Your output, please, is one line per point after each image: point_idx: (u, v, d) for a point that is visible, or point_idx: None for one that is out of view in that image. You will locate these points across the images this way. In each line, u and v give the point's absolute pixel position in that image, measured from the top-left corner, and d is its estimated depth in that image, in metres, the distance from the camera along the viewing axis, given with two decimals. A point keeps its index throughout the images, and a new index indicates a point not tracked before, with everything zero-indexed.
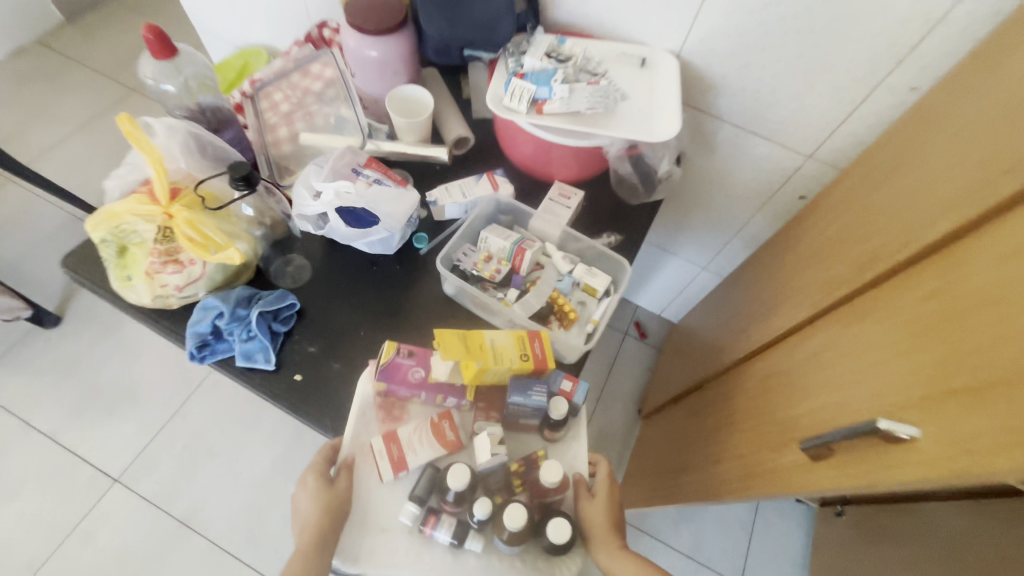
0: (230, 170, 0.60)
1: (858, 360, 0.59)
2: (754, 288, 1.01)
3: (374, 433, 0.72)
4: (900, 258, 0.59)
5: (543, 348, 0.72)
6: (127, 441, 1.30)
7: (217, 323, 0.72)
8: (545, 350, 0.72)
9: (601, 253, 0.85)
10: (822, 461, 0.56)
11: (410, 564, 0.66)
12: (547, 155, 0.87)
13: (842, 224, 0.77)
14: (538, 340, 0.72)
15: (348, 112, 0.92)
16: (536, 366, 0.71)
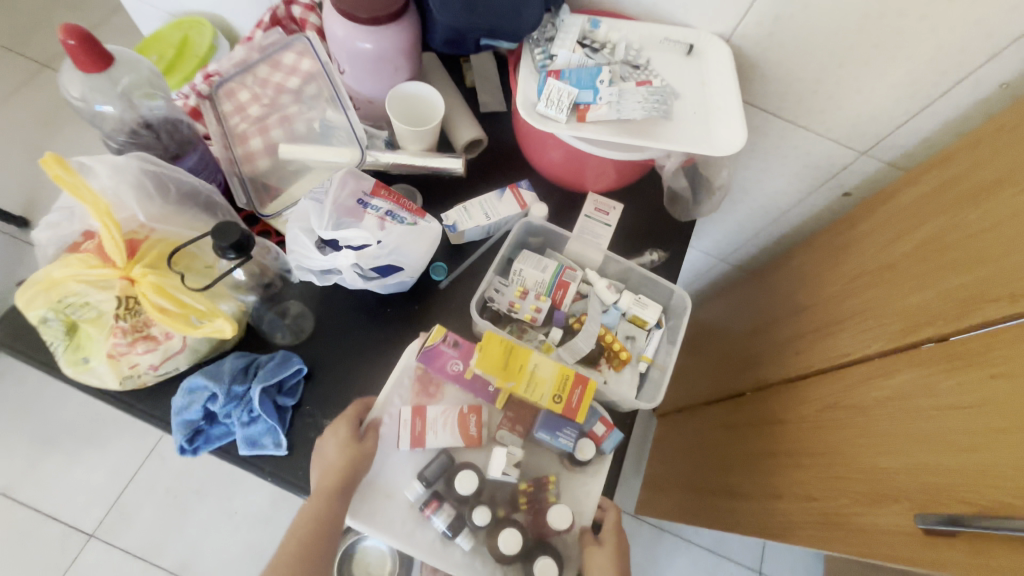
0: (216, 236, 0.46)
1: (973, 422, 0.52)
2: (794, 295, 0.93)
3: (405, 403, 0.64)
4: (1022, 305, 0.52)
5: (582, 399, 0.60)
6: (98, 490, 1.15)
7: (210, 406, 0.59)
8: (582, 402, 0.60)
9: (648, 279, 0.75)
10: (945, 541, 0.51)
11: (400, 538, 0.59)
12: (583, 165, 0.74)
13: (918, 242, 0.69)
14: (581, 388, 0.60)
15: (337, 116, 0.75)
16: (564, 413, 0.61)
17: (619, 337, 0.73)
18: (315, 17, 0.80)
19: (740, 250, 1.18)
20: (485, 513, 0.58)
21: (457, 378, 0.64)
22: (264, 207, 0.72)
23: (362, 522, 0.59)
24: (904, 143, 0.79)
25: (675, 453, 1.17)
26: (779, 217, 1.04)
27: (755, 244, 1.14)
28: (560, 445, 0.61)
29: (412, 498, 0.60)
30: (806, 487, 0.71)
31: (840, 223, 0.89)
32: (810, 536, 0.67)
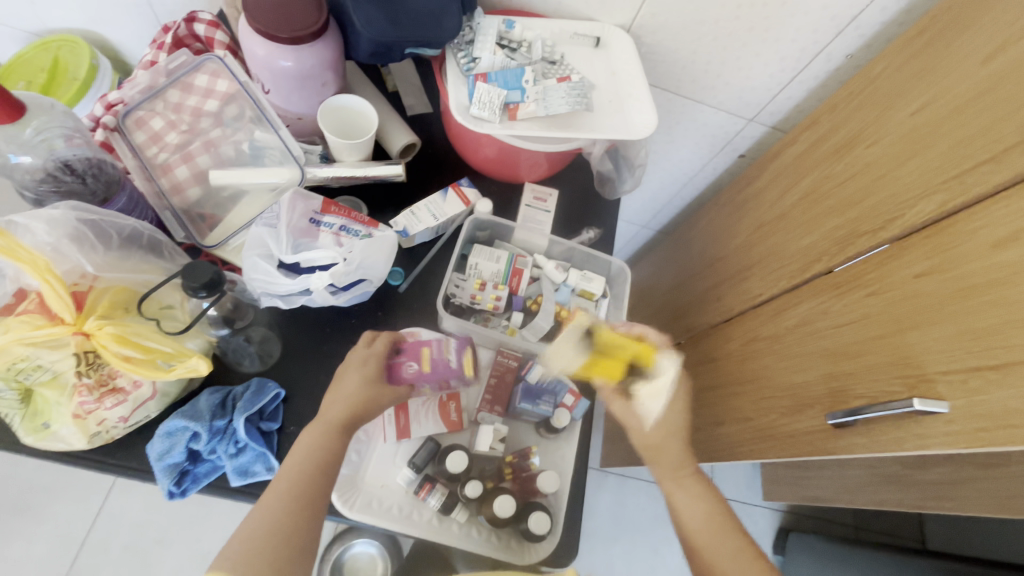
0: (187, 279, 0.47)
1: (857, 332, 0.65)
2: (709, 249, 1.06)
3: None
4: (882, 235, 0.65)
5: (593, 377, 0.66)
6: (43, 565, 1.06)
7: (193, 446, 0.58)
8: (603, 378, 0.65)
9: (589, 255, 0.83)
10: (849, 430, 0.63)
11: (397, 519, 0.62)
12: (516, 158, 0.79)
13: (802, 193, 0.82)
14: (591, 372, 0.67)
15: (266, 135, 0.75)
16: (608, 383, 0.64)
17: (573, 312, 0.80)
18: (221, 34, 0.77)
19: (659, 215, 1.29)
20: (476, 486, 0.63)
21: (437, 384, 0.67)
22: (205, 237, 0.71)
23: (360, 514, 0.61)
24: (782, 109, 0.92)
25: None
26: (688, 182, 1.16)
27: (672, 207, 1.25)
28: (541, 411, 0.68)
29: (404, 483, 0.64)
30: (742, 410, 0.83)
31: (740, 181, 1.01)
32: (749, 450, 0.80)
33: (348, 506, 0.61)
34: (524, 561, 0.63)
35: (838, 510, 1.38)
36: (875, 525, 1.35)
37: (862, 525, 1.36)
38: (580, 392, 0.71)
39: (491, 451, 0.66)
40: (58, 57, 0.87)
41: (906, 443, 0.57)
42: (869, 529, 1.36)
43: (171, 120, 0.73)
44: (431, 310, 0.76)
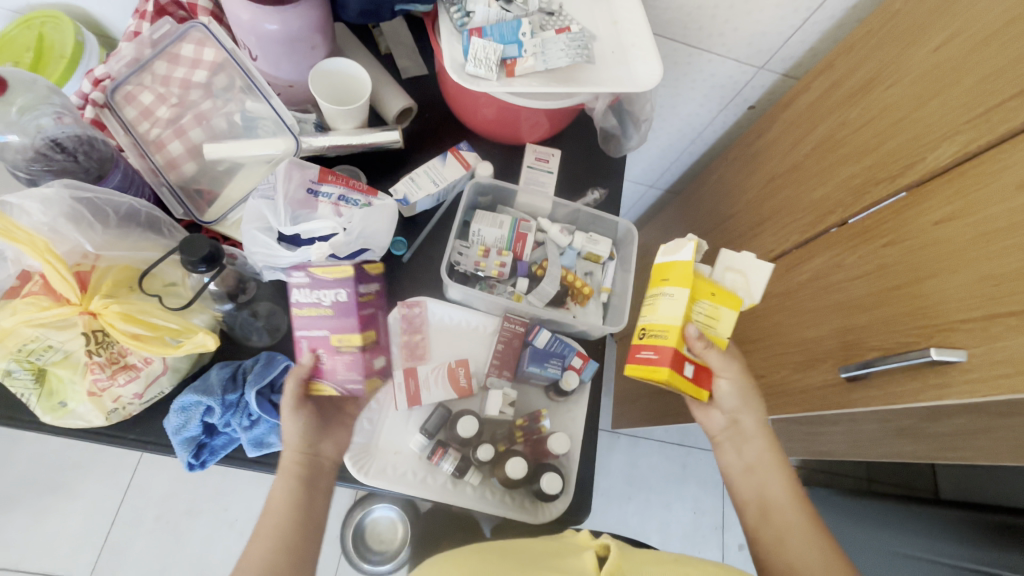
0: (185, 254, 0.46)
1: (872, 284, 0.63)
2: (718, 207, 1.03)
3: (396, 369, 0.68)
4: (900, 182, 0.63)
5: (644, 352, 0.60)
6: (81, 537, 1.11)
7: (207, 420, 0.59)
8: (647, 360, 0.59)
9: (595, 216, 0.81)
10: (863, 383, 0.62)
11: (412, 484, 0.64)
12: (516, 118, 0.76)
13: (815, 143, 0.78)
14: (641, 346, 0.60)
15: (258, 105, 0.73)
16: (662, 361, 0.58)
17: (579, 275, 0.80)
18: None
19: (667, 174, 1.26)
20: (487, 450, 0.64)
21: (346, 309, 0.57)
22: (204, 213, 0.70)
23: (375, 480, 0.63)
24: (794, 54, 0.88)
25: None
26: (696, 138, 1.12)
27: (679, 165, 1.22)
28: (549, 374, 0.68)
29: (417, 449, 0.65)
30: (752, 368, 0.82)
31: (749, 135, 0.98)
32: None
33: (363, 472, 0.63)
34: (538, 520, 0.65)
35: (850, 464, 1.39)
36: (885, 476, 1.37)
37: (874, 477, 1.38)
38: (587, 353, 0.71)
39: (502, 415, 0.67)
40: (43, 34, 0.84)
41: (922, 394, 0.56)
42: (880, 480, 1.38)
43: (159, 93, 0.71)
44: (435, 278, 0.75)
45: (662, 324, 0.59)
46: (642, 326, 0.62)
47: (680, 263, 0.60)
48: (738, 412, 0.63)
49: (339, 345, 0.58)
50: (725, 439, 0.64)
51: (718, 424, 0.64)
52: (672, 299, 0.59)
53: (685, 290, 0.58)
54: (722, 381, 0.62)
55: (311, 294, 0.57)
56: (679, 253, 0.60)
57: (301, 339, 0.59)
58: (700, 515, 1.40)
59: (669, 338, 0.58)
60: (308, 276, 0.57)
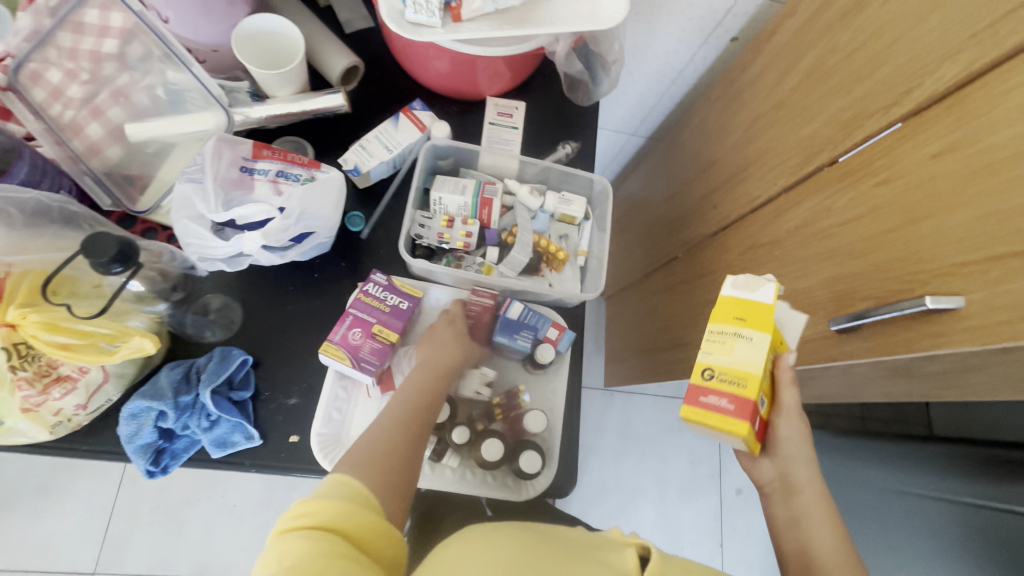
0: (88, 253, 0.40)
1: (864, 228, 0.59)
2: (702, 152, 0.96)
3: None
4: (896, 113, 0.57)
5: (711, 403, 0.46)
6: (81, 532, 1.12)
7: (162, 424, 0.56)
8: (717, 412, 0.45)
9: (567, 174, 0.74)
10: (854, 334, 0.59)
11: None
12: (472, 69, 0.68)
13: (802, 74, 0.71)
14: (701, 393, 0.47)
15: (180, 76, 0.64)
16: (745, 414, 0.45)
17: (553, 239, 0.75)
18: None
19: (648, 119, 1.18)
20: (462, 433, 0.61)
21: (403, 315, 0.62)
22: (136, 203, 0.66)
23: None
24: None
25: (629, 324, 1.26)
26: (676, 78, 1.03)
27: (662, 109, 1.13)
28: (518, 347, 0.64)
29: None
30: None
31: (733, 70, 0.90)
32: None
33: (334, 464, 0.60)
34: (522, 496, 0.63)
35: (846, 405, 1.39)
36: (881, 415, 1.37)
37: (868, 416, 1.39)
38: (564, 323, 0.67)
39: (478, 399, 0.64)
40: None
41: (916, 345, 0.52)
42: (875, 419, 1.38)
43: (66, 68, 0.59)
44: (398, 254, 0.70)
45: (737, 369, 0.46)
46: (708, 366, 0.47)
47: (761, 308, 0.48)
48: (790, 462, 0.54)
49: (379, 334, 0.61)
50: (773, 492, 0.55)
51: (765, 475, 0.56)
52: (752, 344, 0.47)
53: (768, 336, 0.46)
54: (782, 424, 0.53)
55: (383, 292, 0.63)
56: (759, 292, 0.49)
57: (350, 313, 0.61)
58: (698, 465, 1.41)
59: (746, 389, 0.45)
60: (390, 281, 0.64)
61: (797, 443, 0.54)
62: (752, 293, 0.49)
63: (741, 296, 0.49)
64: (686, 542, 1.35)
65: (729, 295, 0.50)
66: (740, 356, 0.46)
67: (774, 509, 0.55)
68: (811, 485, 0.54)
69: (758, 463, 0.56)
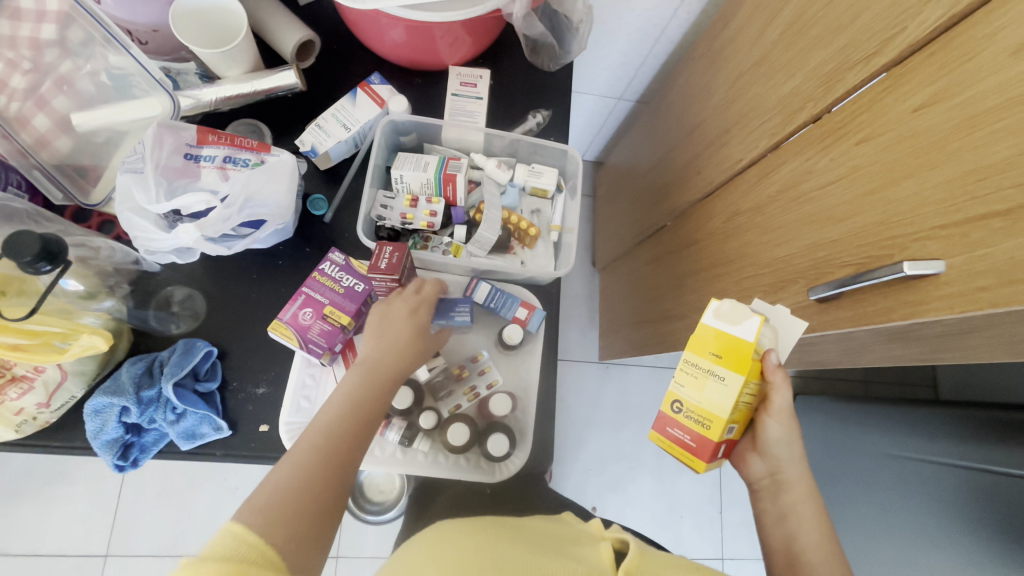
0: (11, 252, 0.40)
1: (843, 191, 0.55)
2: (687, 114, 0.91)
3: None
4: (878, 63, 0.52)
5: (679, 431, 0.52)
6: (91, 516, 1.15)
7: (126, 419, 0.56)
8: (680, 442, 0.52)
9: (537, 145, 0.71)
10: (834, 304, 0.56)
11: None
12: (430, 37, 0.64)
13: (785, 24, 0.66)
14: (670, 424, 0.53)
15: (122, 61, 0.61)
16: (702, 453, 0.50)
17: (524, 214, 0.72)
18: None
19: (633, 82, 1.12)
20: (430, 417, 0.61)
21: (358, 298, 0.61)
22: (89, 196, 0.64)
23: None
24: None
25: (622, 296, 1.23)
26: (660, 36, 0.97)
27: (648, 69, 1.07)
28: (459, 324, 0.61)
29: None
30: (727, 293, 0.75)
31: (716, 24, 0.84)
32: None
33: None
34: (495, 478, 0.62)
35: (848, 369, 1.36)
36: (886, 378, 1.34)
37: (871, 378, 1.36)
38: (534, 304, 0.66)
39: (434, 371, 0.63)
40: None
41: (895, 314, 0.49)
42: (878, 381, 1.36)
43: (5, 58, 0.56)
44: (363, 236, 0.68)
45: (704, 409, 0.50)
46: (676, 400, 0.52)
47: (742, 344, 0.48)
48: (781, 460, 0.53)
49: (329, 316, 0.60)
50: (762, 489, 0.54)
51: (755, 472, 0.54)
52: (722, 385, 0.48)
53: (739, 378, 0.47)
54: (770, 423, 0.52)
55: (338, 272, 0.61)
56: (739, 327, 0.48)
57: (303, 292, 0.60)
58: None
59: (710, 431, 0.49)
60: (348, 261, 0.62)
61: (786, 442, 0.52)
62: (733, 326, 0.49)
63: (722, 330, 0.49)
64: (685, 509, 1.36)
65: (710, 327, 0.50)
66: (709, 401, 0.50)
67: (762, 501, 0.54)
68: (791, 469, 0.52)
69: (748, 461, 0.55)
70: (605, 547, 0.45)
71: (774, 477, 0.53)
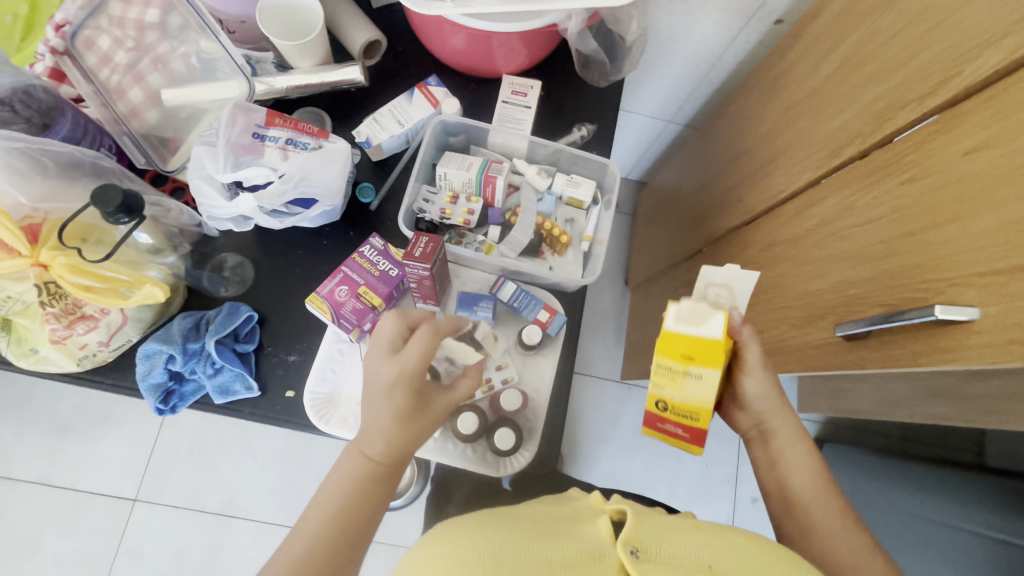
0: (98, 202, 0.46)
1: (883, 230, 0.54)
2: (735, 141, 0.91)
3: None
4: (931, 104, 0.51)
5: (674, 426, 0.52)
6: (127, 462, 1.24)
7: (172, 367, 0.61)
8: (676, 433, 0.53)
9: (578, 156, 0.73)
10: (862, 343, 0.55)
11: None
12: (489, 46, 0.67)
13: (841, 58, 0.65)
14: (661, 420, 0.53)
15: (210, 46, 0.68)
16: (694, 438, 0.52)
17: (558, 222, 0.74)
18: None
19: (685, 105, 1.13)
20: None
21: (392, 282, 0.65)
22: (167, 162, 0.69)
23: (336, 429, 0.63)
24: None
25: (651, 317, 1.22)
26: (716, 62, 0.98)
27: (701, 94, 1.08)
28: (481, 318, 0.66)
29: None
30: (755, 323, 0.75)
31: (774, 55, 0.83)
32: None
33: (324, 421, 0.63)
34: (501, 473, 0.63)
35: (884, 423, 1.29)
36: (926, 438, 1.27)
37: (910, 437, 1.28)
38: (556, 308, 0.67)
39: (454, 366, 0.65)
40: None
41: (926, 358, 0.48)
42: (918, 441, 1.28)
43: (114, 36, 0.65)
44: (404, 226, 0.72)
45: (689, 404, 0.50)
46: (661, 401, 0.51)
47: (711, 341, 0.47)
48: (765, 414, 0.54)
49: (363, 295, 0.63)
50: (753, 438, 0.56)
51: (744, 424, 0.56)
52: (703, 381, 0.48)
53: (717, 372, 0.48)
54: (749, 381, 0.52)
55: (376, 256, 0.65)
56: (705, 325, 0.47)
57: (342, 270, 0.64)
58: (713, 467, 1.37)
59: (700, 420, 0.51)
60: (386, 247, 0.65)
61: (768, 398, 0.53)
62: (698, 325, 0.48)
63: (689, 332, 0.48)
64: None
65: (673, 330, 0.48)
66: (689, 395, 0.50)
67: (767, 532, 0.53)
68: (777, 419, 0.53)
69: (735, 415, 0.57)
70: (604, 521, 0.44)
71: (760, 429, 0.55)
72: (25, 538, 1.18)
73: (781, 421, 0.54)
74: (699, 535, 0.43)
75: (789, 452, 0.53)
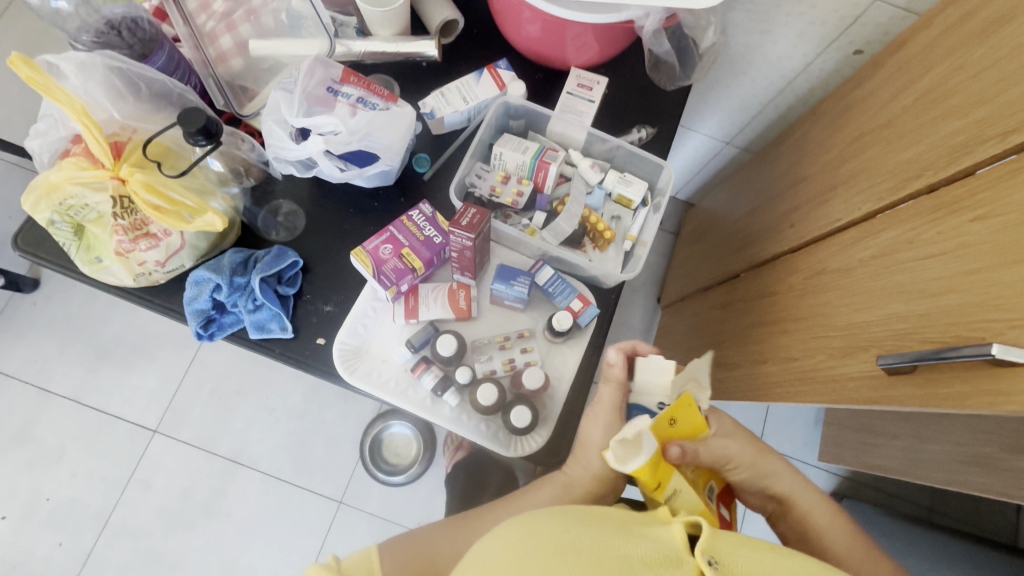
0: (182, 122, 0.50)
1: (943, 266, 0.52)
2: (795, 167, 0.89)
3: None
4: (1014, 140, 0.49)
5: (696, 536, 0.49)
6: (153, 394, 1.30)
7: (217, 297, 0.64)
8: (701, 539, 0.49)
9: (634, 155, 0.73)
10: (903, 378, 0.53)
11: (393, 393, 0.65)
12: (562, 36, 0.68)
13: (921, 91, 0.63)
14: None
15: (301, 4, 0.71)
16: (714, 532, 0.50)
17: (604, 218, 0.74)
18: None
19: (748, 128, 1.11)
20: (466, 372, 0.65)
21: (434, 249, 0.66)
22: (243, 107, 0.72)
23: (359, 381, 0.65)
24: None
25: (680, 335, 1.20)
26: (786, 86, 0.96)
27: (766, 118, 1.06)
28: (515, 293, 0.66)
29: (403, 361, 0.66)
30: (791, 349, 0.73)
31: (849, 83, 0.81)
32: (788, 390, 0.71)
33: (349, 371, 0.65)
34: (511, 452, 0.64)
35: (910, 488, 1.23)
36: (954, 512, 1.19)
37: (938, 508, 1.21)
38: (589, 299, 0.67)
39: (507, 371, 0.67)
40: None
41: (972, 400, 0.47)
42: (946, 514, 1.20)
43: None
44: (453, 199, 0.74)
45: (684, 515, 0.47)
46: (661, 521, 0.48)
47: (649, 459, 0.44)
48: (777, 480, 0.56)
49: (405, 257, 0.65)
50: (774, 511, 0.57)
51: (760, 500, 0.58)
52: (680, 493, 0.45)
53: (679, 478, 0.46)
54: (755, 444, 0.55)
55: (423, 221, 0.66)
56: (643, 451, 0.43)
57: (389, 230, 0.65)
58: None
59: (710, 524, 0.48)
60: (434, 215, 0.67)
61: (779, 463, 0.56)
62: (640, 455, 0.43)
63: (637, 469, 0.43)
64: None
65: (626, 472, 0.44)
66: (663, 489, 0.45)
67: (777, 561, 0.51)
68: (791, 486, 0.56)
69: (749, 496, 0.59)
70: (679, 524, 0.38)
71: (782, 503, 0.56)
72: (50, 449, 1.25)
73: (797, 493, 0.56)
74: (775, 556, 0.37)
75: (816, 516, 0.55)
